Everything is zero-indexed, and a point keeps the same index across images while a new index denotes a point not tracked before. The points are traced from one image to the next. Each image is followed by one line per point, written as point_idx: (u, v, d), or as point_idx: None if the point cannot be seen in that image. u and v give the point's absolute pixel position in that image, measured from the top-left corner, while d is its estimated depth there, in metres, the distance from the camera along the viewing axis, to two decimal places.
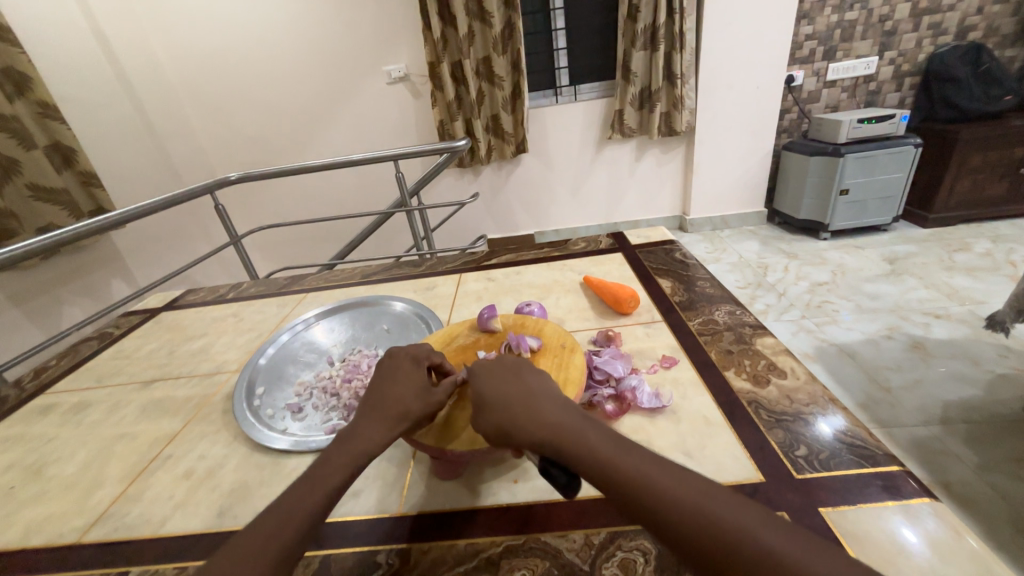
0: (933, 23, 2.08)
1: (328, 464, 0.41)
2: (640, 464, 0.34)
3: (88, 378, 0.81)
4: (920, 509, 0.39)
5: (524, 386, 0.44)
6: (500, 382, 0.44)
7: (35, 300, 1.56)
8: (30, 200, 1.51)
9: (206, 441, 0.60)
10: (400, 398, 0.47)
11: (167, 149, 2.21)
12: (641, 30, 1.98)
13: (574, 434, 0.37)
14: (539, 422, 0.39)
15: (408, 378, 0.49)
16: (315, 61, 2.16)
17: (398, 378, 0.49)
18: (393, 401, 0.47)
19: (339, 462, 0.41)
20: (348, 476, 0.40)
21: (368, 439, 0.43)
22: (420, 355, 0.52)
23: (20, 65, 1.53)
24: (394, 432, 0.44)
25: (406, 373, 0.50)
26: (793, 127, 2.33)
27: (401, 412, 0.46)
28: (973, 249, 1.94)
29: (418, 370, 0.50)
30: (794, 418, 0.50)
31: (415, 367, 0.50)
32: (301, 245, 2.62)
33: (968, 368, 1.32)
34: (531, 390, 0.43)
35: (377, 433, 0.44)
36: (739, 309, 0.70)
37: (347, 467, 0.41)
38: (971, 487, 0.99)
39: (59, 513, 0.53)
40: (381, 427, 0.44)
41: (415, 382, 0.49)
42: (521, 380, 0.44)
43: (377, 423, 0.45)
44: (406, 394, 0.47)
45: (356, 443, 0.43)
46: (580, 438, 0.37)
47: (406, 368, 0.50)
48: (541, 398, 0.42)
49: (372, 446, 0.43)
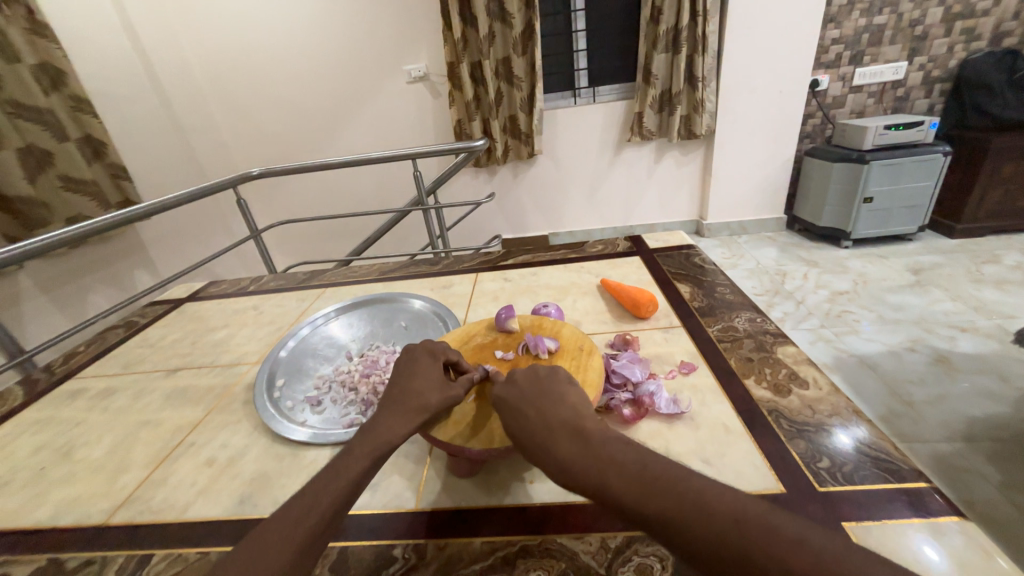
0: (966, 28, 2.02)
1: (350, 454, 0.41)
2: (637, 482, 0.32)
3: (115, 364, 0.84)
4: (948, 528, 0.38)
5: (532, 398, 0.43)
6: (510, 395, 0.44)
7: (63, 287, 1.61)
8: (61, 191, 1.56)
9: (227, 430, 0.61)
10: (419, 393, 0.47)
11: (192, 143, 2.26)
12: (662, 32, 1.96)
13: (571, 454, 0.36)
14: (542, 440, 0.39)
15: (426, 373, 0.50)
16: (337, 60, 2.19)
17: (416, 372, 0.50)
18: (412, 395, 0.47)
19: (360, 451, 0.41)
20: (371, 465, 0.41)
21: (389, 429, 0.44)
22: (436, 351, 0.52)
23: (56, 60, 1.59)
24: (414, 424, 0.45)
25: (424, 367, 0.50)
26: (816, 132, 2.28)
27: (420, 406, 0.46)
28: (1002, 261, 1.87)
29: (435, 366, 0.51)
30: (815, 430, 0.49)
31: (432, 362, 0.51)
32: (318, 241, 2.66)
33: (995, 384, 1.28)
34: (540, 401, 0.43)
35: (398, 424, 0.44)
36: (759, 316, 0.69)
37: (369, 457, 0.41)
38: (996, 507, 0.96)
39: (88, 495, 0.55)
40: (401, 418, 0.45)
41: (432, 377, 0.49)
42: (528, 392, 0.44)
43: (397, 415, 0.45)
44: (424, 388, 0.48)
45: (377, 433, 0.43)
46: (577, 459, 0.36)
47: (424, 363, 0.51)
48: (548, 410, 0.41)
49: (394, 436, 0.43)
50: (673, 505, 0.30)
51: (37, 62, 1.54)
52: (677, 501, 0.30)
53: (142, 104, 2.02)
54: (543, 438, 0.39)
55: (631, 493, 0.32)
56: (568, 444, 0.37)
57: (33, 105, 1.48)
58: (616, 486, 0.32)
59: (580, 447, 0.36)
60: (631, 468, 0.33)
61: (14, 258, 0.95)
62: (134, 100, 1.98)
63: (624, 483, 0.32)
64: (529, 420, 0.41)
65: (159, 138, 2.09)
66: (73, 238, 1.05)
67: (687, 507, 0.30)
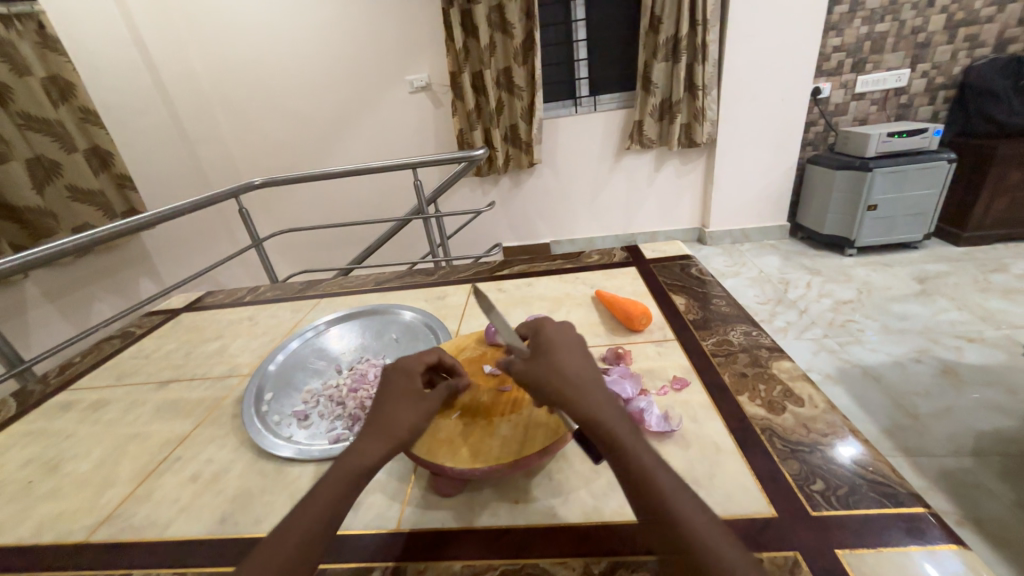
0: (970, 35, 2.01)
1: (321, 485, 0.39)
2: (669, 483, 0.34)
3: (109, 376, 0.84)
4: (944, 555, 0.36)
5: (581, 359, 0.43)
6: (561, 346, 0.44)
7: (68, 296, 1.63)
8: (68, 201, 1.58)
9: (214, 445, 0.61)
10: (395, 414, 0.44)
11: (197, 153, 2.29)
12: (662, 42, 1.97)
13: (620, 429, 0.37)
14: (591, 400, 0.39)
15: (400, 393, 0.46)
16: (340, 71, 2.22)
17: (391, 392, 0.47)
18: (384, 417, 0.44)
19: (331, 481, 0.39)
20: (343, 494, 0.39)
21: (362, 453, 0.41)
22: (412, 366, 0.49)
23: (66, 73, 1.61)
24: (389, 447, 0.42)
25: (399, 386, 0.47)
26: (819, 140, 2.27)
27: (394, 427, 0.43)
28: (1010, 270, 1.84)
29: (411, 382, 0.47)
30: (810, 449, 0.47)
31: (406, 380, 0.48)
32: (320, 249, 2.67)
33: (1004, 396, 1.25)
34: (589, 367, 0.42)
35: (371, 447, 0.42)
36: (755, 329, 0.68)
37: (341, 486, 0.39)
38: (1005, 525, 0.93)
39: (71, 510, 0.54)
40: (374, 443, 0.42)
41: (408, 394, 0.46)
42: (579, 354, 0.44)
43: (369, 438, 0.43)
44: (398, 408, 0.45)
45: (348, 459, 0.41)
46: (622, 433, 0.37)
47: (398, 381, 0.47)
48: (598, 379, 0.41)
49: (366, 462, 0.41)
50: (695, 519, 0.33)
51: (47, 75, 1.57)
52: (699, 516, 0.33)
53: (150, 116, 2.04)
54: (592, 398, 0.39)
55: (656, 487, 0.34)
56: (619, 419, 0.38)
57: (42, 117, 1.51)
58: (651, 474, 0.34)
59: (628, 429, 0.37)
60: (666, 470, 0.35)
61: (14, 269, 0.95)
62: (143, 112, 2.01)
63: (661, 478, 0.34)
64: (576, 377, 0.41)
65: (166, 149, 2.12)
66: (77, 247, 1.05)
67: (705, 525, 0.32)
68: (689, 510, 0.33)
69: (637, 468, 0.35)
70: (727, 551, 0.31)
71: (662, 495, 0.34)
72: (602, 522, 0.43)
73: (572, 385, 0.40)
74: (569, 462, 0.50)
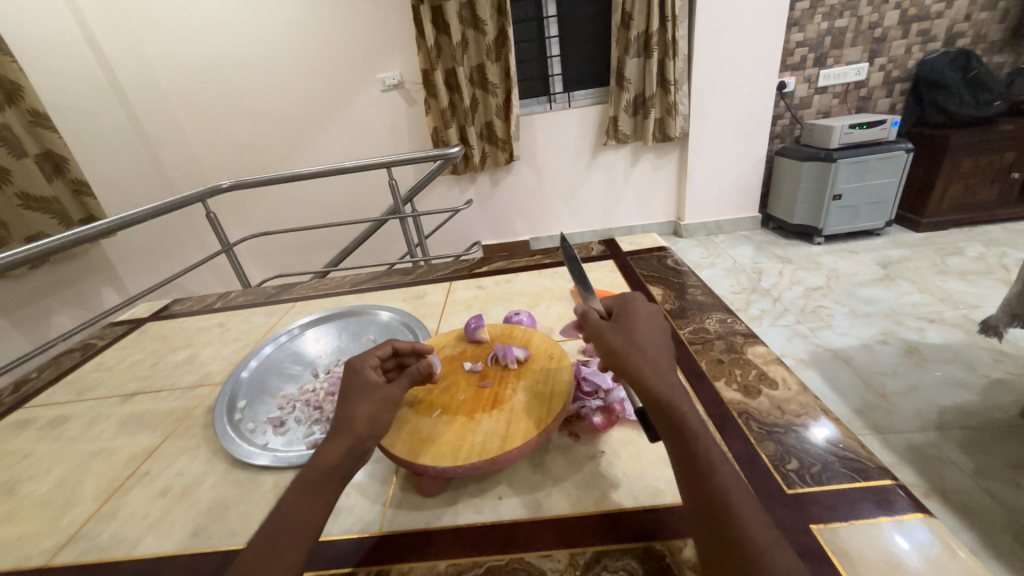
0: (922, 30, 2.10)
1: (285, 496, 0.38)
2: (728, 473, 0.35)
3: (69, 391, 0.79)
4: (911, 523, 0.38)
5: (656, 338, 0.43)
6: (643, 328, 0.43)
7: (23, 309, 1.54)
8: (19, 209, 1.49)
9: (185, 457, 0.58)
10: (349, 411, 0.43)
11: (160, 156, 2.19)
12: (633, 38, 1.99)
13: (680, 400, 0.38)
14: (658, 374, 0.39)
15: (351, 391, 0.45)
16: (309, 69, 2.16)
17: (342, 393, 0.45)
18: (338, 417, 0.43)
19: (298, 487, 0.38)
20: (313, 495, 0.38)
21: (319, 455, 0.40)
22: (359, 363, 0.47)
23: (11, 74, 1.51)
24: (347, 442, 0.40)
25: (349, 385, 0.45)
26: (785, 133, 2.34)
27: (348, 423, 0.42)
28: (965, 253, 1.94)
29: (361, 378, 0.46)
30: (785, 430, 0.49)
31: (355, 377, 0.46)
32: (295, 252, 2.60)
33: (963, 372, 1.32)
34: (665, 345, 0.42)
35: (328, 448, 0.40)
36: (730, 317, 0.69)
37: (309, 490, 0.38)
38: (969, 494, 0.98)
39: (29, 534, 0.51)
40: (331, 443, 0.41)
41: (359, 390, 0.44)
42: (657, 334, 0.43)
43: (327, 441, 0.41)
44: (351, 405, 0.43)
45: (308, 465, 0.40)
46: (680, 404, 0.37)
47: (349, 382, 0.46)
48: (669, 357, 0.41)
49: (326, 461, 0.39)
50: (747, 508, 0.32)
51: None
52: (750, 506, 0.33)
53: (106, 118, 1.95)
54: (660, 372, 0.39)
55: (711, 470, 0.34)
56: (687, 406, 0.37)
57: None
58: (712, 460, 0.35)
59: (687, 402, 0.38)
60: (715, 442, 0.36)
61: None
62: (98, 114, 1.91)
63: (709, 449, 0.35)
64: (647, 352, 0.41)
65: (125, 151, 2.02)
66: (31, 256, 0.99)
67: (754, 513, 0.32)
68: (738, 495, 0.33)
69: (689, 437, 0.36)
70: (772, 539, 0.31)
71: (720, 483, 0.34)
72: (586, 513, 0.43)
73: (641, 358, 0.40)
74: (553, 455, 0.50)
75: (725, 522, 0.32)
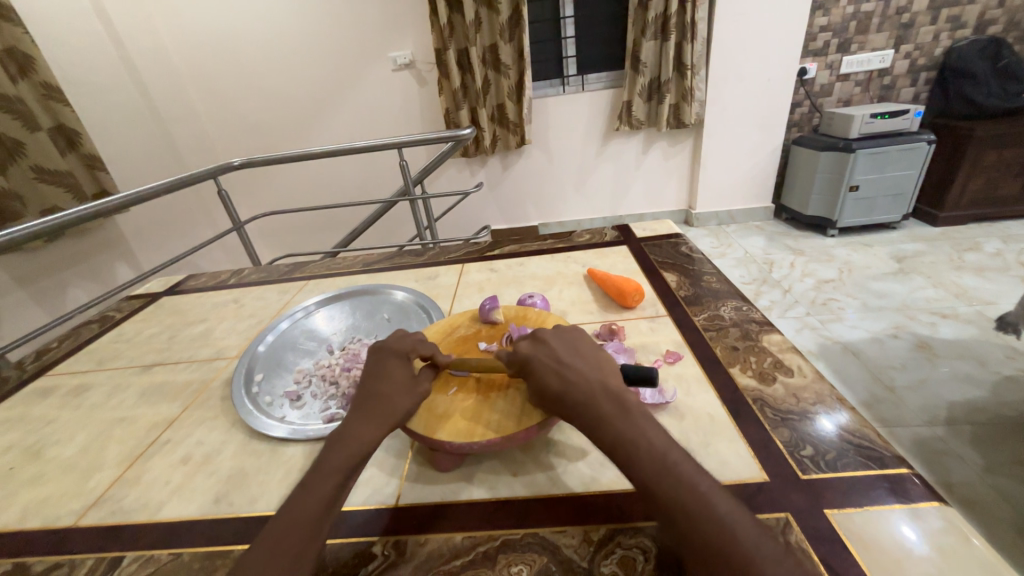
0: (952, 16, 2.02)
1: (319, 472, 0.40)
2: (687, 476, 0.35)
3: (90, 360, 0.81)
4: (927, 512, 0.38)
5: (579, 355, 0.45)
6: (553, 366, 0.44)
7: (40, 282, 1.56)
8: (34, 182, 1.50)
9: (204, 427, 0.59)
10: (389, 397, 0.45)
11: (172, 134, 2.19)
12: (651, 19, 1.93)
13: (611, 414, 0.39)
14: (588, 395, 0.41)
15: (394, 377, 0.47)
16: (321, 48, 2.13)
17: (383, 378, 0.47)
18: (380, 399, 0.45)
19: (332, 466, 0.40)
20: (346, 477, 0.40)
21: (360, 435, 0.42)
22: (404, 350, 0.50)
23: (24, 45, 1.50)
24: (386, 428, 0.43)
25: (392, 371, 0.48)
26: (804, 121, 2.28)
27: (389, 408, 0.45)
28: (983, 249, 1.90)
29: (403, 368, 0.49)
30: (799, 417, 0.49)
31: (398, 364, 0.49)
32: (304, 232, 2.61)
33: (974, 369, 1.31)
34: (588, 361, 0.44)
35: (368, 430, 0.43)
36: (745, 305, 0.69)
37: (341, 472, 0.40)
38: (974, 488, 0.98)
39: (57, 495, 0.53)
40: (370, 425, 0.43)
41: (400, 378, 0.47)
42: (579, 350, 0.46)
43: (366, 422, 0.43)
44: (392, 391, 0.46)
45: (347, 443, 0.42)
46: (613, 424, 0.39)
47: (390, 367, 0.48)
48: (597, 370, 0.43)
49: (364, 444, 0.42)
50: (713, 509, 0.33)
51: (3, 48, 1.46)
52: (718, 503, 0.33)
53: (119, 95, 1.95)
54: (587, 393, 0.41)
55: (662, 482, 0.35)
56: (623, 425, 0.38)
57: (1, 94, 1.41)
58: (662, 469, 0.35)
59: (620, 413, 0.39)
60: (658, 435, 0.38)
61: None
62: (111, 90, 1.91)
63: (644, 456, 0.36)
64: (574, 376, 0.42)
65: (135, 128, 2.01)
66: (49, 229, 0.99)
67: (722, 511, 0.33)
68: (701, 499, 0.34)
69: (629, 449, 0.37)
70: (745, 536, 0.31)
71: (676, 495, 0.34)
72: (600, 494, 0.43)
73: (566, 388, 0.42)
74: (565, 435, 0.50)
75: (684, 525, 0.33)
